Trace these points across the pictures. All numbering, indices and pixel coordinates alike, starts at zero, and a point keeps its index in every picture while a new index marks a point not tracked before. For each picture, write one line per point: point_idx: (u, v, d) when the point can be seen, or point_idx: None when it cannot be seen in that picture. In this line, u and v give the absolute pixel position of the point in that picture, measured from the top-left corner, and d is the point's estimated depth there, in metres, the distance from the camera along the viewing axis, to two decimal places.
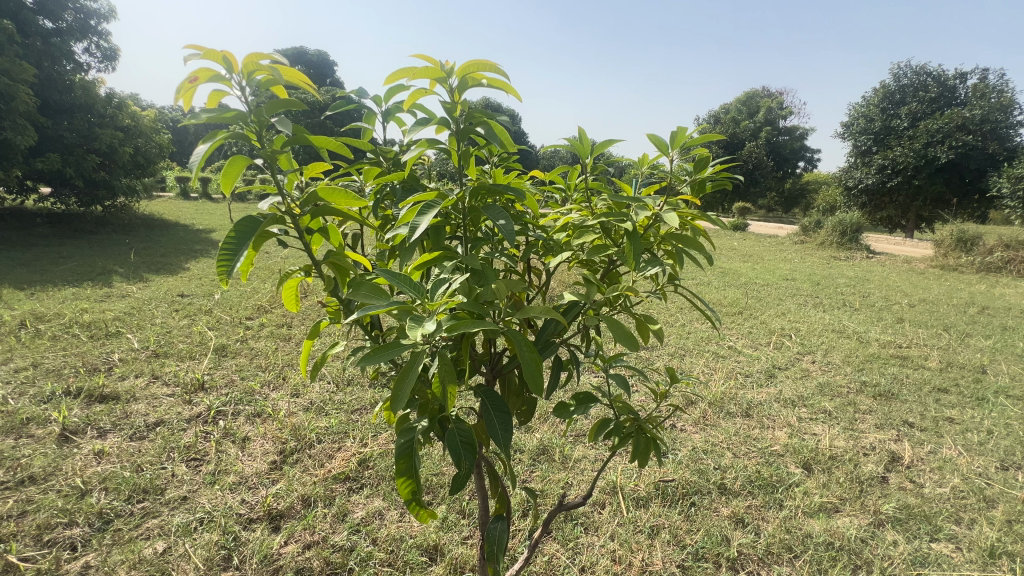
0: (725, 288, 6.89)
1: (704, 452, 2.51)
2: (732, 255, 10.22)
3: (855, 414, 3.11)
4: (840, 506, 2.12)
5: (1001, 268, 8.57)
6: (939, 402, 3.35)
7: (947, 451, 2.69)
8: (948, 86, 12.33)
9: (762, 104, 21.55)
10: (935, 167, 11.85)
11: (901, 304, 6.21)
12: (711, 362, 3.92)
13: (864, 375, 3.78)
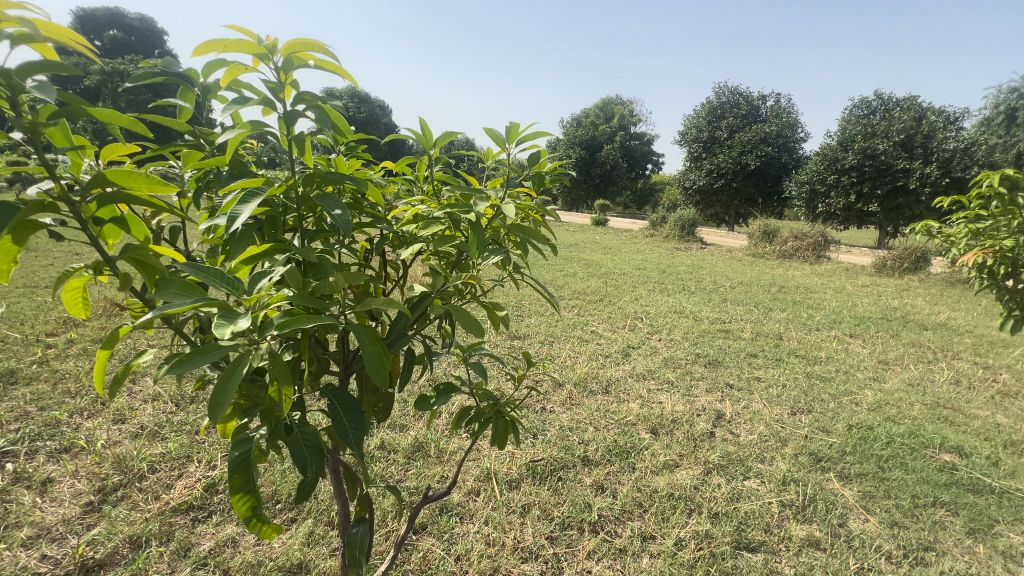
0: (588, 278, 7.52)
1: (569, 429, 2.73)
2: (594, 248, 11.16)
3: (691, 380, 3.65)
4: (678, 461, 2.47)
5: (793, 255, 10.65)
6: (751, 365, 4.08)
7: (755, 404, 3.30)
8: (754, 105, 15.03)
9: (616, 110, 23.83)
10: (747, 172, 14.31)
11: (726, 286, 7.39)
12: (576, 346, 4.25)
13: (698, 347, 4.44)
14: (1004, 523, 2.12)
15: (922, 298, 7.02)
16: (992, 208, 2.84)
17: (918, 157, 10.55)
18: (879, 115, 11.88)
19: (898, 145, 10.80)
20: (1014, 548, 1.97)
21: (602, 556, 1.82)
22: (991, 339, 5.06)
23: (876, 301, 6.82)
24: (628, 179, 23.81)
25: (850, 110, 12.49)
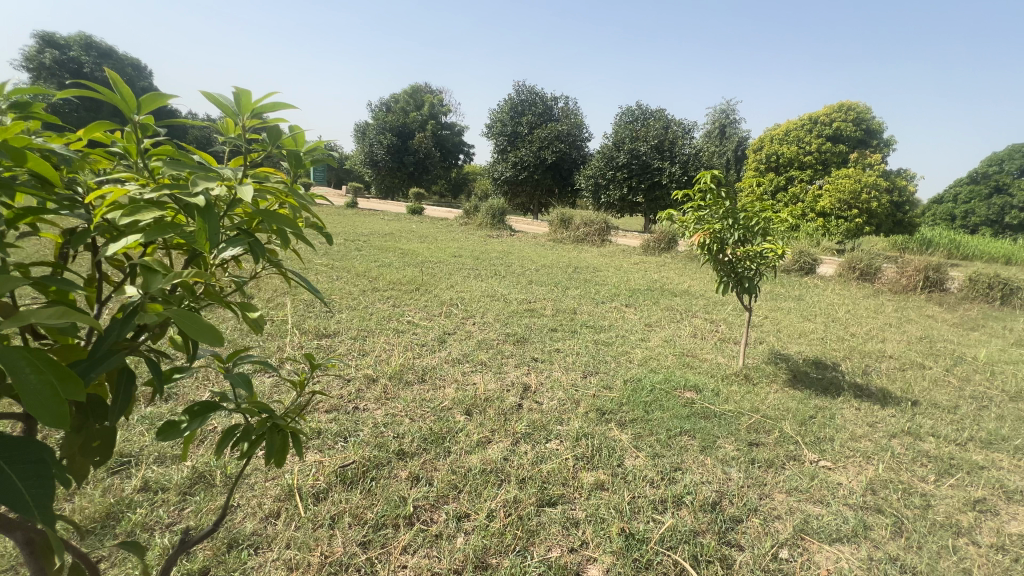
0: (405, 267, 7.38)
1: (384, 425, 2.65)
2: (410, 237, 11.00)
3: (501, 359, 3.90)
4: (490, 437, 2.62)
5: (584, 239, 12.25)
6: (552, 338, 4.57)
7: (555, 372, 3.71)
8: (548, 105, 16.66)
9: (425, 98, 23.71)
10: (545, 166, 15.86)
11: (531, 269, 8.10)
12: (391, 338, 4.13)
13: (507, 327, 4.78)
14: (722, 437, 2.82)
15: (673, 271, 8.84)
16: (708, 198, 3.73)
17: (667, 159, 13.18)
18: (640, 123, 14.43)
19: (654, 148, 13.33)
20: (727, 454, 2.63)
21: (418, 547, 1.81)
22: (714, 300, 6.67)
23: (644, 275, 8.32)
24: (441, 168, 24.09)
25: (621, 117, 14.88)
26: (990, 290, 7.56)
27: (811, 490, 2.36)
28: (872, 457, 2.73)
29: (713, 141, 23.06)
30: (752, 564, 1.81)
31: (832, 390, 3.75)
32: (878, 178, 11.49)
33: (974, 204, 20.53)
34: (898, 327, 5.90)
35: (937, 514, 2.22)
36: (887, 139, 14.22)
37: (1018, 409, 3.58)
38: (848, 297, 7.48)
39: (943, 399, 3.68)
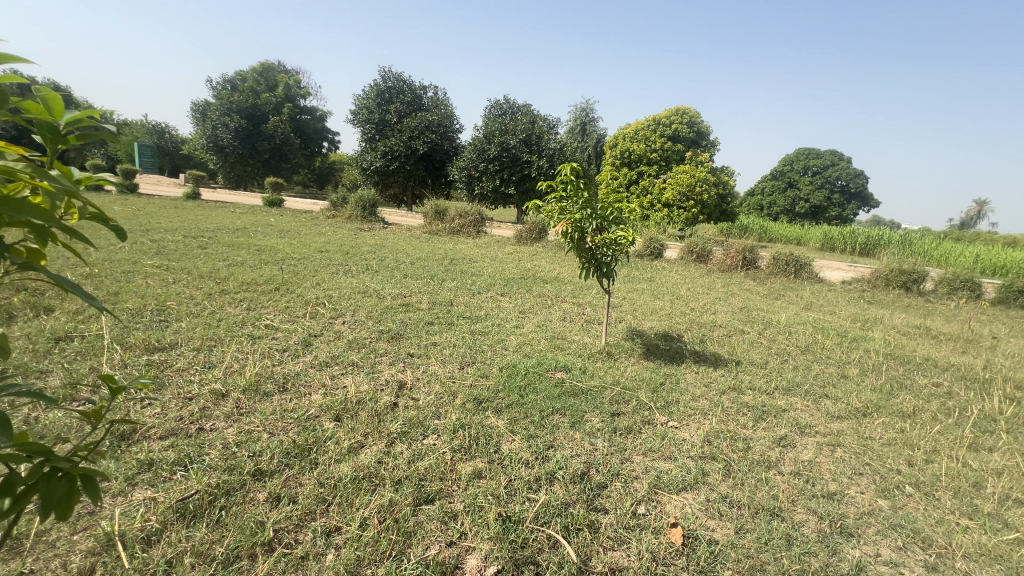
0: (262, 265, 6.62)
1: (237, 444, 2.34)
2: (268, 231, 9.90)
3: (375, 358, 3.71)
4: (363, 442, 2.48)
5: (459, 231, 12.25)
6: (429, 332, 4.49)
7: (432, 366, 3.65)
8: (417, 94, 16.20)
9: (278, 78, 21.42)
10: (417, 156, 15.43)
11: (405, 263, 7.85)
12: (244, 346, 3.67)
13: (381, 324, 4.56)
14: (589, 412, 3.05)
15: (544, 260, 9.28)
16: (569, 189, 3.97)
17: (535, 152, 13.75)
18: (508, 117, 14.81)
19: (522, 141, 13.80)
20: (593, 427, 2.85)
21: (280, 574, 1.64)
22: (581, 285, 7.17)
23: (517, 265, 8.60)
24: (302, 156, 22.08)
25: (490, 109, 15.11)
26: (787, 266, 9.32)
27: (662, 449, 2.67)
28: (707, 413, 3.18)
29: (576, 137, 24.64)
30: (615, 524, 1.99)
31: (677, 359, 4.30)
32: (708, 173, 13.40)
33: (775, 196, 25.14)
34: (725, 300, 6.97)
35: (754, 453, 2.68)
36: (714, 140, 16.64)
37: (807, 360, 4.48)
38: (688, 277, 8.62)
39: (757, 357, 4.44)
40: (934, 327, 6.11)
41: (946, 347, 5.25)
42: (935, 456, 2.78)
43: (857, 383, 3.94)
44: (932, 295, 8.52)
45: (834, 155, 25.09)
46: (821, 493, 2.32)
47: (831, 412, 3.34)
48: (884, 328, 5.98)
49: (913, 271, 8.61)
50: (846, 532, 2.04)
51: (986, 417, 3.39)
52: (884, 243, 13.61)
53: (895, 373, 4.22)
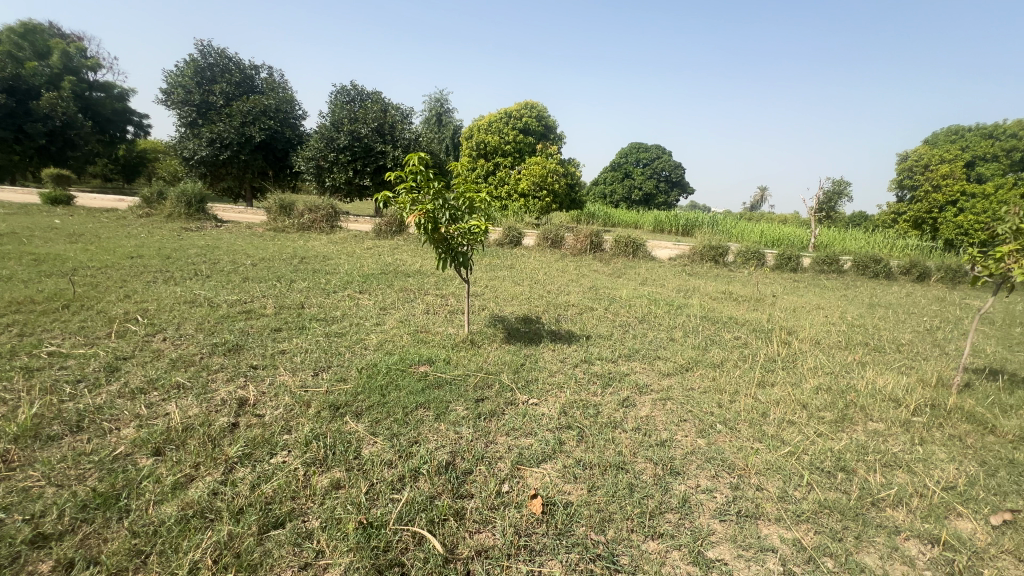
0: (42, 278, 5.25)
1: (7, 509, 1.83)
2: (50, 235, 7.89)
3: (208, 376, 3.22)
4: (194, 474, 2.14)
5: (310, 227, 11.25)
6: (275, 339, 4.05)
7: (280, 377, 3.29)
8: (247, 74, 14.29)
9: (51, 44, 17.04)
10: (253, 145, 13.66)
11: (245, 265, 6.94)
12: (16, 382, 2.87)
13: (215, 336, 3.97)
14: (454, 401, 3.06)
15: (406, 253, 9.04)
16: (419, 180, 3.88)
17: (389, 142, 13.23)
18: (357, 104, 13.93)
19: (374, 131, 13.14)
20: (458, 416, 2.87)
21: None
22: (444, 276, 7.15)
23: (377, 260, 8.22)
24: (96, 143, 18.00)
25: (336, 95, 14.04)
26: (627, 248, 10.51)
27: (524, 426, 2.81)
28: (563, 386, 3.44)
29: (432, 128, 24.31)
30: (481, 507, 2.03)
31: (536, 339, 4.55)
32: (557, 165, 14.36)
33: (615, 186, 28.06)
34: (577, 281, 7.58)
35: (603, 417, 2.97)
36: (561, 134, 17.88)
37: (644, 329, 5.11)
38: (545, 262, 9.17)
39: (604, 330, 4.93)
40: (735, 292, 7.46)
41: (743, 307, 6.45)
42: (737, 396, 3.39)
43: (682, 344, 4.62)
44: (733, 265, 10.39)
45: (658, 149, 28.86)
46: (656, 443, 2.67)
47: (662, 372, 3.86)
48: (700, 295, 7.10)
49: (718, 247, 10.38)
50: (675, 472, 2.38)
51: (769, 359, 4.26)
52: (698, 224, 16.16)
53: (708, 332, 5.04)
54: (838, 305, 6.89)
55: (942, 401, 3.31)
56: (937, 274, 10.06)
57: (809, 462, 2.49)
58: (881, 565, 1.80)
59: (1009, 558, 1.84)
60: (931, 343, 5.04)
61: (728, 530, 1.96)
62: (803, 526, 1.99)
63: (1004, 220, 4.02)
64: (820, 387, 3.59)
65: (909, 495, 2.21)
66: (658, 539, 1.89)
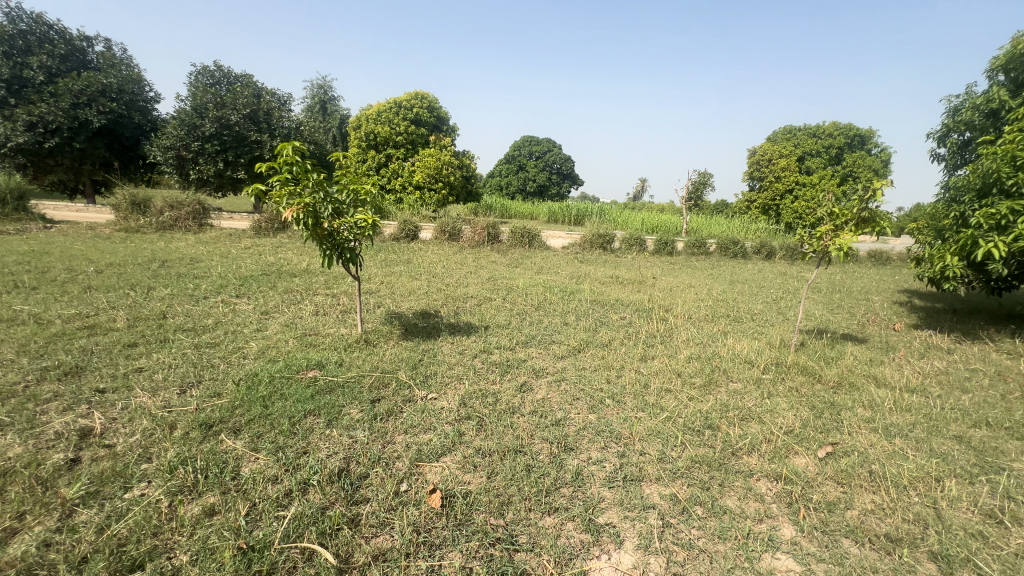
0: None
1: None
2: None
3: (36, 407, 2.67)
4: (18, 526, 1.78)
5: (172, 225, 9.86)
6: (129, 356, 3.49)
7: (136, 400, 2.84)
8: (76, 45, 11.98)
9: None
10: (91, 131, 11.54)
11: (87, 272, 5.88)
12: None
13: (46, 359, 3.31)
14: (347, 405, 2.90)
15: (291, 251, 8.36)
16: (295, 172, 3.58)
17: (264, 131, 12.06)
18: (223, 87, 12.44)
19: (246, 117, 11.87)
20: (352, 420, 2.73)
21: None
22: (334, 274, 6.74)
23: (257, 260, 7.48)
24: None
25: (196, 76, 12.35)
26: (523, 238, 10.83)
27: (422, 422, 2.76)
28: (462, 378, 3.44)
29: (316, 117, 22.67)
30: (377, 510, 1.96)
31: (434, 333, 4.49)
32: (452, 157, 14.22)
33: (510, 178, 28.60)
34: (475, 273, 7.63)
35: (501, 404, 3.03)
36: (453, 126, 17.73)
37: (540, 315, 5.31)
38: (443, 255, 9.06)
39: (502, 320, 5.02)
40: (621, 276, 8.06)
41: (629, 290, 6.99)
42: (624, 371, 3.67)
43: (575, 327, 4.87)
44: (619, 251, 11.20)
45: (549, 142, 29.97)
46: (551, 423, 2.79)
47: (557, 355, 4.04)
48: (591, 281, 7.55)
49: (605, 235, 11.13)
50: (568, 448, 2.51)
51: (650, 335, 4.68)
52: (587, 214, 17.15)
53: (598, 315, 5.40)
54: (705, 283, 7.78)
55: (784, 359, 3.90)
56: (780, 252, 11.82)
57: (683, 424, 2.78)
58: (739, 505, 2.07)
59: (831, 482, 2.23)
60: (776, 311, 5.91)
61: (616, 495, 2.12)
62: (678, 481, 2.23)
63: (823, 205, 4.84)
64: (692, 356, 4.03)
65: (758, 442, 2.57)
66: (554, 514, 1.99)
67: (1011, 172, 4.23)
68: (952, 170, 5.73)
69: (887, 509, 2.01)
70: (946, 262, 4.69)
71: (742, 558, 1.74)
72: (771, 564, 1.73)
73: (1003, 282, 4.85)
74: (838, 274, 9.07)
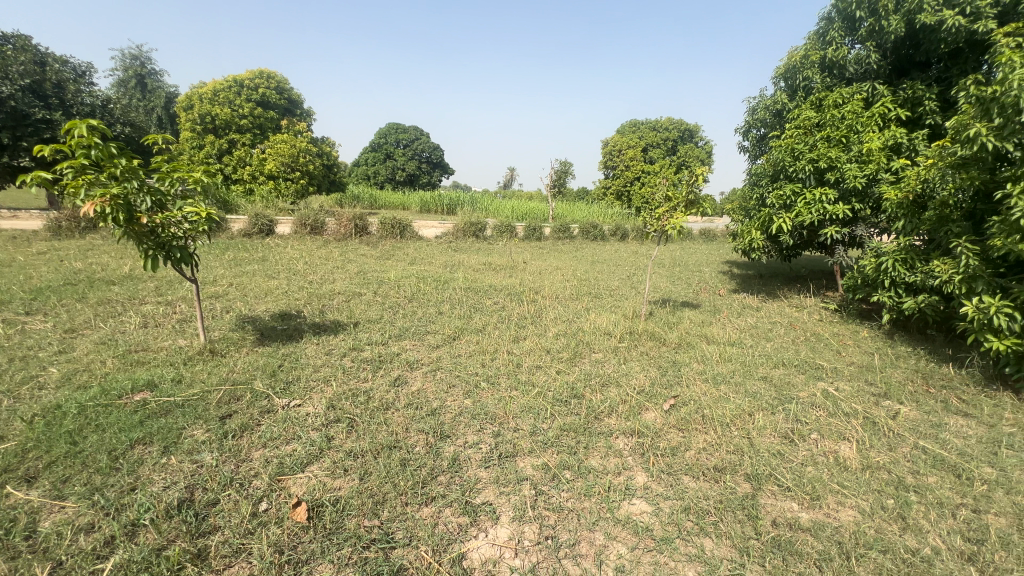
0: None
1: None
2: None
3: None
4: None
5: None
6: None
7: None
8: None
9: None
10: None
11: None
12: None
13: None
14: (189, 427, 2.51)
15: (107, 255, 6.94)
16: (95, 156, 2.91)
17: (55, 108, 9.72)
18: None
19: (24, 90, 9.41)
20: (195, 442, 2.37)
21: None
22: (168, 279, 5.77)
23: (56, 267, 6.05)
24: None
25: None
26: (393, 229, 10.46)
27: (284, 433, 2.51)
28: (330, 379, 3.21)
29: (131, 93, 18.98)
30: (230, 538, 1.74)
31: (296, 336, 4.11)
32: (308, 144, 13.06)
33: (377, 167, 27.32)
34: (342, 267, 7.16)
35: (374, 401, 2.90)
36: (307, 109, 16.23)
37: (413, 306, 5.18)
38: (305, 250, 8.33)
39: (373, 314, 4.80)
40: (494, 262, 8.24)
41: (501, 275, 7.18)
42: (497, 354, 3.77)
43: (449, 316, 4.86)
44: (492, 238, 11.43)
45: (415, 131, 29.30)
46: (427, 413, 2.75)
47: (432, 345, 3.99)
48: (464, 269, 7.59)
49: (477, 223, 11.27)
50: (445, 436, 2.51)
51: (522, 317, 4.88)
52: (459, 202, 17.18)
53: (472, 302, 5.46)
54: (570, 265, 8.35)
55: (637, 328, 4.37)
56: (632, 233, 13.17)
57: (552, 397, 2.95)
58: (601, 462, 2.27)
59: (674, 429, 2.56)
60: (630, 285, 6.58)
61: (491, 473, 2.18)
62: (548, 450, 2.36)
63: (661, 189, 5.48)
64: (559, 333, 4.30)
65: (616, 404, 2.85)
66: (431, 504, 1.97)
67: (792, 161, 5.25)
68: (753, 160, 6.91)
69: (715, 445, 2.38)
70: (753, 236, 5.68)
71: (604, 510, 1.92)
72: (628, 510, 1.93)
73: (791, 251, 6.03)
74: (678, 250, 10.41)
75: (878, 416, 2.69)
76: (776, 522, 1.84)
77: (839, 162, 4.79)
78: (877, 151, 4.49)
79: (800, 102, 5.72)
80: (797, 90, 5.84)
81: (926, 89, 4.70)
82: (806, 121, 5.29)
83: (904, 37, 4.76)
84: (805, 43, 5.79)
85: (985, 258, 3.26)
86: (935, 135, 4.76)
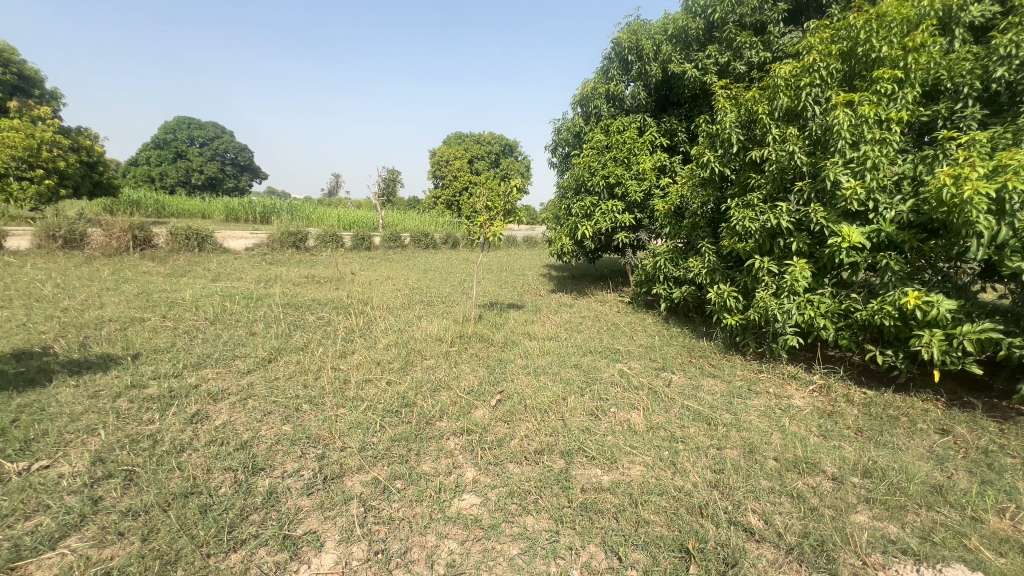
0: None
1: None
2: None
3: None
4: None
5: None
6: None
7: None
8: None
9: None
10: None
11: None
12: None
13: None
14: None
15: None
16: None
17: None
18: None
19: None
20: None
21: None
22: None
23: None
24: None
25: None
26: (188, 241, 8.88)
27: (20, 506, 1.92)
28: (95, 428, 2.57)
29: None
30: None
31: (41, 379, 3.18)
32: (53, 135, 10.16)
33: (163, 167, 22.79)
34: (114, 288, 5.79)
35: (162, 446, 2.42)
36: (49, 90, 12.58)
37: (216, 329, 4.48)
38: (54, 270, 6.49)
39: (161, 343, 4.00)
40: (318, 275, 7.62)
41: (326, 288, 6.67)
42: (322, 372, 3.50)
43: (264, 336, 4.33)
44: (315, 249, 10.56)
45: (214, 127, 25.39)
46: (235, 448, 2.42)
47: (241, 371, 3.50)
48: (282, 283, 6.84)
49: (296, 232, 10.30)
50: (258, 469, 2.24)
51: (349, 331, 4.62)
52: (274, 210, 15.44)
53: (291, 319, 4.96)
54: (401, 274, 8.23)
55: (467, 332, 4.52)
56: (463, 241, 13.61)
57: (382, 409, 2.87)
58: (432, 465, 2.31)
59: (500, 422, 2.74)
60: (460, 292, 6.78)
61: (314, 500, 2.02)
62: (378, 464, 2.30)
63: (482, 198, 5.78)
64: (390, 343, 4.21)
65: (447, 407, 2.91)
66: (240, 548, 1.74)
67: (589, 176, 6.08)
68: (561, 174, 7.80)
69: (535, 431, 2.62)
70: (563, 242, 6.40)
71: (435, 511, 1.95)
72: (458, 507, 2.00)
73: (594, 254, 6.97)
74: (503, 257, 11.12)
75: (658, 386, 3.30)
76: (584, 488, 2.12)
77: (624, 178, 5.75)
78: (649, 171, 5.56)
79: (593, 126, 6.66)
80: (590, 116, 6.80)
81: (678, 123, 5.95)
82: (598, 143, 6.20)
83: (661, 80, 5.93)
84: (594, 77, 6.77)
85: (720, 255, 4.26)
86: (686, 159, 6.05)
